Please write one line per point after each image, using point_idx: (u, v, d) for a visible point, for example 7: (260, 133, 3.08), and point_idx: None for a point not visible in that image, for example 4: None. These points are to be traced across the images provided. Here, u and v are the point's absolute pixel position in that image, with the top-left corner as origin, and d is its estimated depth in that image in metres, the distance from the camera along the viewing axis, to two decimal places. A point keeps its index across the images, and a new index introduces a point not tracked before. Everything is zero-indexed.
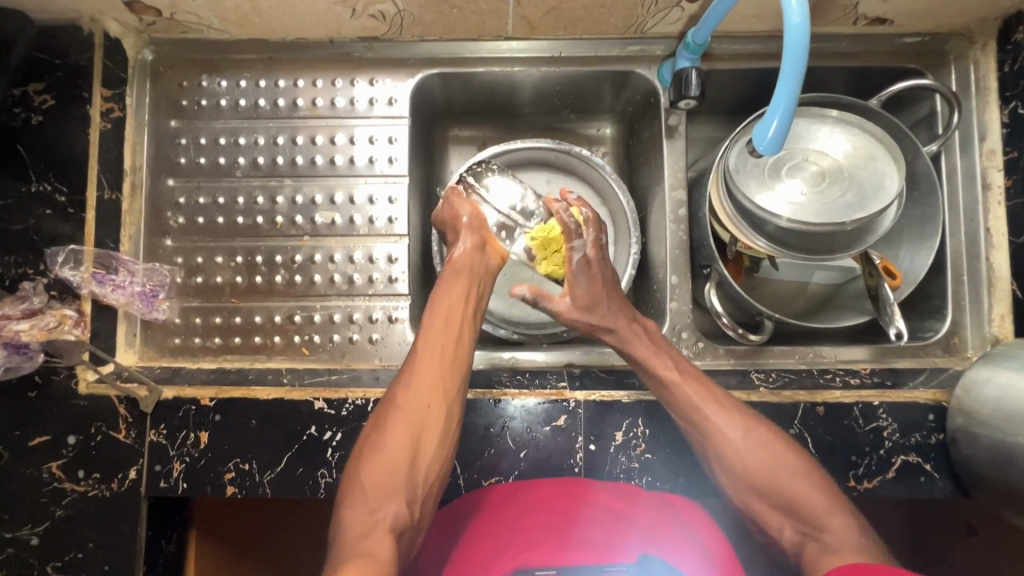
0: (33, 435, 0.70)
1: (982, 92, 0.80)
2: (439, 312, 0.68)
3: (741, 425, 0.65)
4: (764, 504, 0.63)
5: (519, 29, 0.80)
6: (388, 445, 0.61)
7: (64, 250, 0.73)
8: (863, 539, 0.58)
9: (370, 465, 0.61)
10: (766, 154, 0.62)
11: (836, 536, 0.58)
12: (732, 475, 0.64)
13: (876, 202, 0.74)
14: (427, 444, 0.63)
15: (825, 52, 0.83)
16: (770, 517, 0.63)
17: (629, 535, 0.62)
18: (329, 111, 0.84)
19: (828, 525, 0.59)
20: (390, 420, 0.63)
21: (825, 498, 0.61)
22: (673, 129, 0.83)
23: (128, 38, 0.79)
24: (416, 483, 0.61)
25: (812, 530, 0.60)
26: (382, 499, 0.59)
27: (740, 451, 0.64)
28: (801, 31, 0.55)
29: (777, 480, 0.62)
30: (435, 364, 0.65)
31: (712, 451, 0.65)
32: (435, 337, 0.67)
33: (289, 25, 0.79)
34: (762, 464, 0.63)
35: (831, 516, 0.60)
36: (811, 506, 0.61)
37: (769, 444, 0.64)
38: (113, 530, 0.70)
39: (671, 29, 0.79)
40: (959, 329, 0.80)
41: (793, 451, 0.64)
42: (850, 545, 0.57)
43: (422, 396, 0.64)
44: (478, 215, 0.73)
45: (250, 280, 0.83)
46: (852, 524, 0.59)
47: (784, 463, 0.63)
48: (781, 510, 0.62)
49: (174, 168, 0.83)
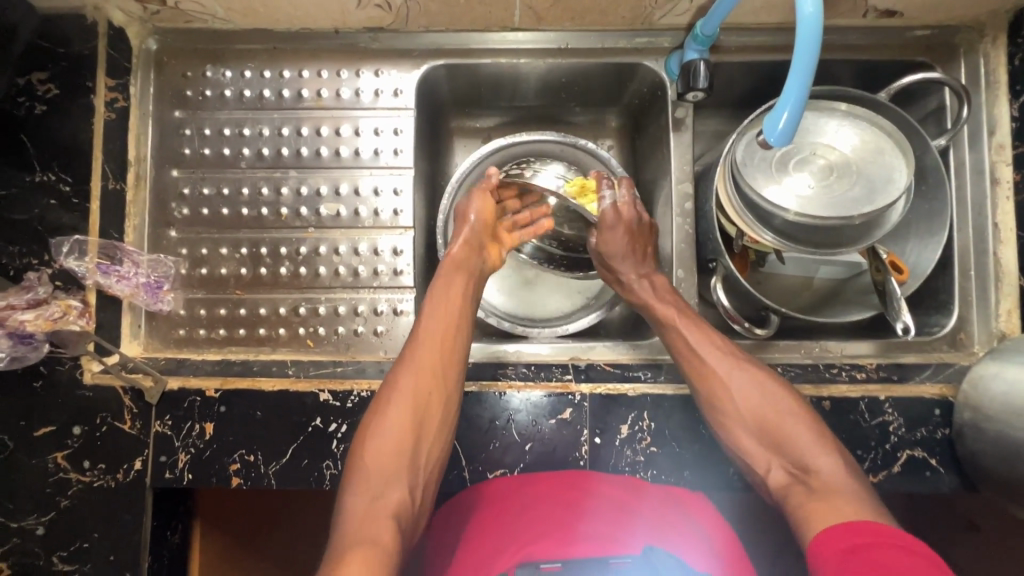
0: (38, 426, 0.70)
1: (991, 86, 0.79)
2: (437, 305, 0.72)
3: (740, 368, 0.70)
4: (756, 444, 0.67)
5: (526, 20, 0.79)
6: (388, 431, 0.64)
7: (68, 240, 0.72)
8: (849, 477, 0.61)
9: (373, 445, 0.63)
10: (777, 146, 0.61)
11: (824, 474, 0.61)
12: (729, 415, 0.68)
13: (884, 196, 0.73)
14: (428, 432, 0.65)
15: (834, 45, 0.83)
16: (761, 457, 0.66)
17: (634, 529, 0.63)
18: (334, 103, 0.84)
19: (815, 463, 0.63)
20: (389, 407, 0.65)
21: (816, 439, 0.64)
22: (680, 122, 0.83)
23: (131, 27, 0.79)
24: (417, 470, 0.63)
25: (800, 469, 0.63)
26: (385, 486, 0.61)
27: (737, 393, 0.68)
28: (814, 21, 0.54)
29: (770, 421, 0.66)
30: (432, 354, 0.68)
31: (712, 394, 0.69)
32: (432, 328, 0.70)
33: (294, 14, 0.78)
34: (759, 404, 0.67)
35: (819, 457, 0.63)
36: (800, 448, 0.64)
37: (767, 386, 0.68)
38: (118, 521, 0.70)
39: (678, 21, 0.79)
40: (966, 324, 0.80)
41: (790, 394, 0.68)
42: (835, 481, 0.60)
43: (419, 385, 0.66)
44: (484, 213, 0.78)
45: (255, 272, 0.83)
46: (839, 464, 0.62)
47: (779, 405, 0.67)
48: (772, 448, 0.66)
49: (179, 159, 0.83)
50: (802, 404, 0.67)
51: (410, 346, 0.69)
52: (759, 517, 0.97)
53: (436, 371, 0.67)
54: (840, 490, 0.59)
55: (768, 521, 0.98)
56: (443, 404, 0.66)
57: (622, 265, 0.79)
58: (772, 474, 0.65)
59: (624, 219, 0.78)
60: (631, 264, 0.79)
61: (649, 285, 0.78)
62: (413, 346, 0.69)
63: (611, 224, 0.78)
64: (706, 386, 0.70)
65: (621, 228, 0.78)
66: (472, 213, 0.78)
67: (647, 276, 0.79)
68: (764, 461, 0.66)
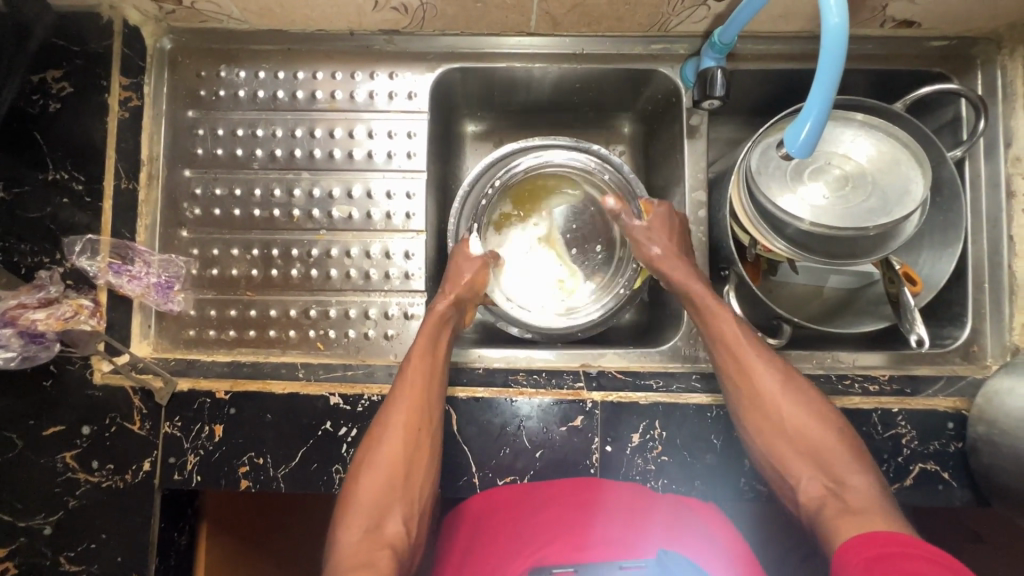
0: (47, 424, 0.70)
1: (1009, 98, 0.79)
2: (424, 347, 0.71)
3: (784, 378, 0.68)
4: (793, 455, 0.65)
5: (542, 25, 0.79)
6: (381, 467, 0.64)
7: (81, 239, 0.72)
8: (883, 497, 0.60)
9: (368, 476, 0.64)
10: (796, 156, 0.61)
11: (861, 491, 0.60)
12: (767, 424, 0.66)
13: (900, 208, 0.73)
14: (418, 467, 0.65)
15: (850, 55, 0.82)
16: (795, 470, 0.65)
17: (646, 533, 0.64)
18: (348, 105, 0.84)
19: (850, 479, 0.62)
20: (381, 443, 0.65)
21: (854, 457, 0.63)
22: (694, 129, 0.83)
23: (146, 26, 0.79)
24: (411, 504, 0.64)
25: (835, 484, 0.62)
26: (379, 518, 0.62)
27: (780, 400, 0.67)
28: (840, 33, 0.54)
29: (808, 435, 0.65)
30: (420, 392, 0.67)
31: (755, 397, 0.67)
32: (421, 367, 0.69)
33: (310, 16, 0.78)
34: (799, 414, 0.66)
35: (855, 475, 0.62)
36: (837, 463, 0.63)
37: (806, 401, 0.67)
38: (126, 521, 0.69)
39: (695, 28, 0.78)
40: (979, 337, 0.80)
41: (829, 412, 0.67)
42: (870, 498, 0.59)
43: (407, 423, 0.66)
44: (477, 279, 0.78)
45: (266, 273, 0.83)
46: (873, 484, 0.61)
47: (820, 421, 0.65)
48: (807, 460, 0.64)
49: (191, 158, 0.83)
50: (840, 421, 0.66)
51: (398, 383, 0.68)
52: (765, 526, 0.98)
53: (422, 410, 0.67)
54: (878, 507, 0.58)
55: (776, 530, 0.98)
56: (429, 443, 0.66)
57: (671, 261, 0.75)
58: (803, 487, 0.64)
59: (675, 217, 0.79)
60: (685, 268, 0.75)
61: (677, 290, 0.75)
62: (399, 384, 0.68)
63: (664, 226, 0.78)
64: (743, 390, 0.68)
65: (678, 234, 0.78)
66: (466, 272, 0.77)
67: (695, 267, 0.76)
68: (795, 471, 0.65)
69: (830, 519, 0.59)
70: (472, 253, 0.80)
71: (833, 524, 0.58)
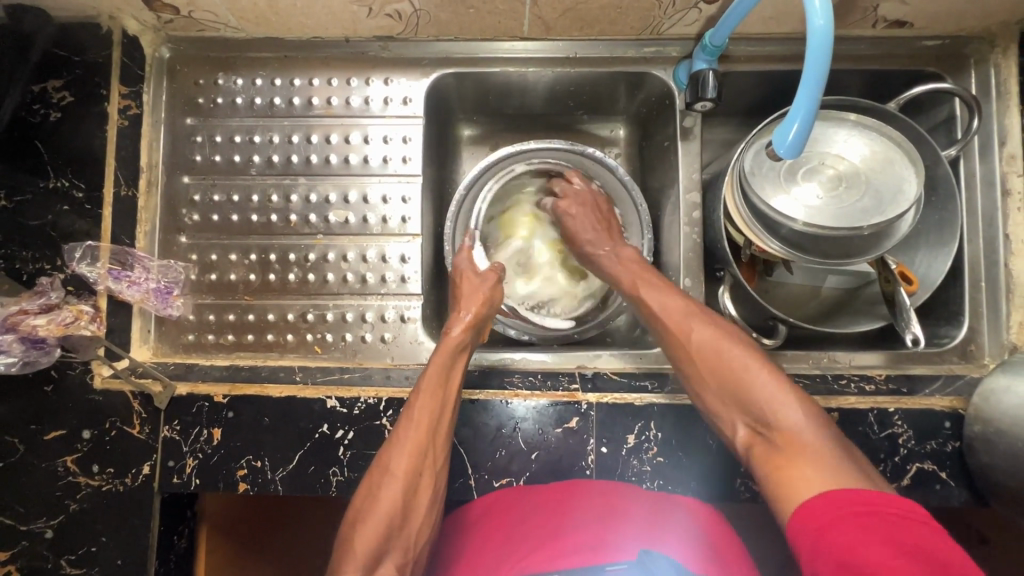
0: (48, 429, 0.70)
1: (1003, 97, 0.79)
2: (434, 382, 0.68)
3: (703, 326, 0.67)
4: (722, 403, 0.63)
5: (535, 30, 0.79)
6: (378, 511, 0.61)
7: (81, 245, 0.73)
8: (813, 432, 0.57)
9: (364, 520, 0.61)
10: (786, 156, 0.61)
11: (785, 428, 0.58)
12: (693, 375, 0.66)
13: (893, 207, 0.73)
14: (417, 509, 0.63)
15: (843, 55, 0.83)
16: (726, 416, 0.63)
17: (626, 532, 0.63)
18: (344, 111, 0.85)
19: (773, 418, 0.59)
20: (379, 486, 0.63)
21: (781, 395, 0.60)
22: (688, 131, 0.83)
23: (145, 36, 0.80)
24: (408, 546, 0.61)
25: (763, 424, 0.60)
26: (376, 561, 0.58)
27: (699, 348, 0.66)
28: (825, 34, 0.54)
29: (724, 375, 0.63)
30: (423, 433, 0.66)
31: (676, 348, 0.68)
32: (426, 406, 0.67)
33: (306, 24, 0.79)
34: (718, 362, 0.64)
35: (780, 409, 0.59)
36: (762, 405, 0.60)
37: (725, 339, 0.65)
38: (126, 525, 0.70)
39: (688, 30, 0.79)
40: (976, 336, 0.79)
41: (750, 347, 0.64)
42: (796, 437, 0.57)
43: (408, 466, 0.64)
44: (491, 296, 0.79)
45: (264, 278, 0.84)
46: (801, 419, 0.58)
47: (742, 359, 0.63)
48: (734, 405, 0.62)
49: (190, 165, 0.84)
50: (766, 363, 0.63)
51: (401, 422, 0.67)
52: (763, 528, 0.98)
53: (426, 451, 0.65)
54: (801, 448, 0.56)
55: (772, 532, 0.98)
56: (429, 485, 0.65)
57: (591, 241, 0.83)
58: (737, 432, 0.63)
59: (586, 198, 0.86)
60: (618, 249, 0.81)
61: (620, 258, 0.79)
62: (404, 422, 0.66)
63: (557, 211, 0.87)
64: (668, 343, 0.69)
65: (580, 202, 0.86)
66: (481, 292, 0.78)
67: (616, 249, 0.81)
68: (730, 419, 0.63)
69: (763, 465, 0.58)
70: (481, 268, 0.82)
71: (765, 472, 0.57)
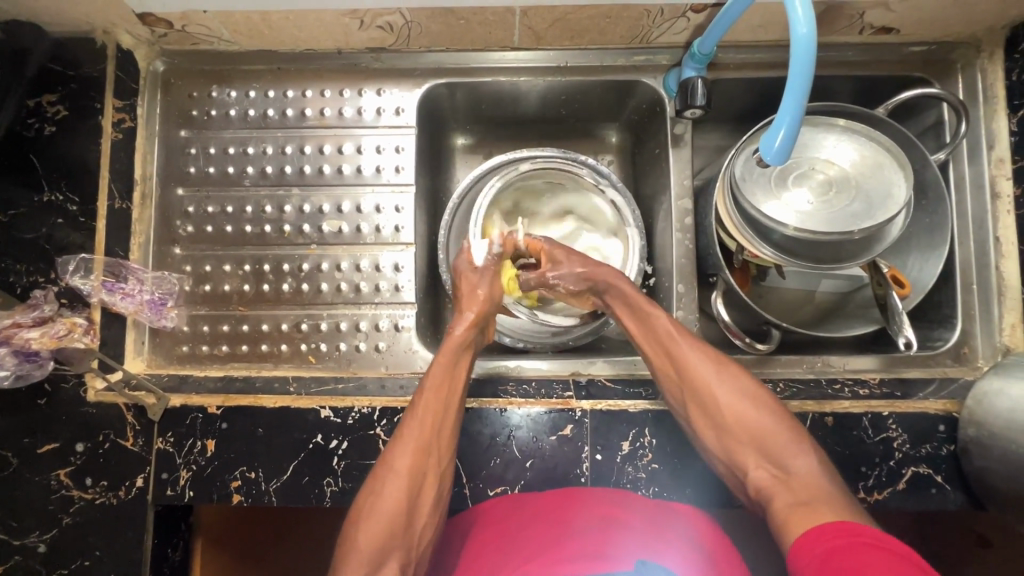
0: (42, 442, 0.70)
1: (989, 101, 0.80)
2: (438, 383, 0.68)
3: (718, 369, 0.70)
4: (737, 445, 0.67)
5: (525, 40, 0.80)
6: (381, 510, 0.62)
7: (75, 258, 0.73)
8: (825, 478, 0.61)
9: (368, 519, 0.62)
10: (774, 164, 0.61)
11: (802, 475, 0.62)
12: (706, 417, 0.68)
13: (883, 211, 0.73)
14: (421, 510, 0.64)
15: (831, 61, 0.84)
16: (740, 458, 0.67)
17: (626, 543, 0.61)
18: (337, 121, 0.85)
19: (790, 464, 0.63)
20: (382, 486, 0.64)
21: (795, 442, 0.64)
22: (679, 138, 0.84)
23: (140, 50, 0.80)
24: (409, 548, 0.62)
25: (781, 472, 0.63)
26: (377, 563, 0.60)
27: (715, 390, 0.69)
28: (808, 43, 0.55)
29: (743, 419, 0.67)
30: (427, 431, 0.66)
31: (689, 387, 0.69)
32: (430, 406, 0.67)
33: (298, 37, 0.79)
34: (737, 405, 0.68)
35: (796, 456, 0.63)
36: (780, 451, 0.64)
37: (740, 383, 0.69)
38: (120, 538, 0.70)
39: (677, 39, 0.79)
40: (969, 338, 0.80)
41: (765, 397, 0.68)
42: (811, 482, 0.61)
43: (411, 466, 0.64)
44: (493, 290, 0.77)
45: (258, 288, 0.84)
46: (814, 465, 0.63)
47: (757, 410, 0.67)
48: (752, 452, 0.66)
49: (184, 177, 0.84)
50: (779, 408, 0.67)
51: (404, 421, 0.67)
52: (760, 534, 0.97)
53: (429, 452, 0.65)
54: (818, 491, 0.60)
55: (769, 538, 0.97)
56: (430, 484, 0.65)
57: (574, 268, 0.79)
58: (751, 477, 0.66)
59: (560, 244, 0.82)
60: (610, 269, 0.77)
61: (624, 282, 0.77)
62: (407, 422, 0.66)
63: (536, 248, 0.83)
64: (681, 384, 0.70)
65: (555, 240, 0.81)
66: (480, 289, 0.76)
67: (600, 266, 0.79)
68: (743, 462, 0.67)
69: (778, 506, 0.61)
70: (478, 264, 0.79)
71: (779, 510, 0.60)
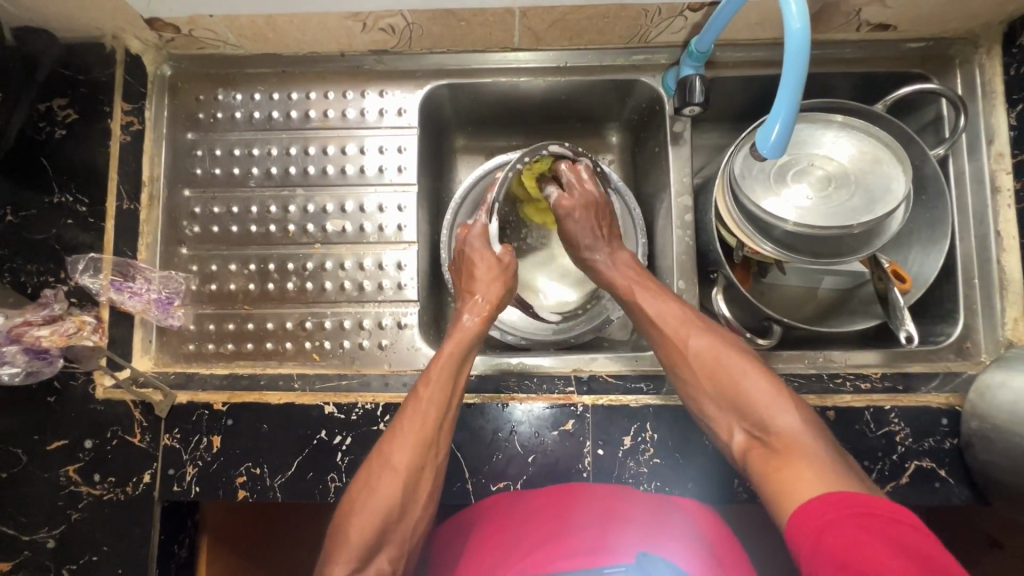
0: (51, 439, 0.71)
1: (988, 96, 0.80)
2: (444, 375, 0.68)
3: (700, 338, 0.68)
4: (720, 410, 0.65)
5: (525, 41, 0.81)
6: (376, 501, 0.61)
7: (84, 257, 0.74)
8: (810, 437, 0.59)
9: (362, 509, 0.61)
10: (769, 157, 0.62)
11: (785, 436, 0.60)
12: (689, 384, 0.68)
13: (883, 205, 0.74)
14: (416, 503, 0.63)
15: (829, 58, 0.84)
16: (724, 423, 0.65)
17: (628, 536, 0.61)
18: (340, 123, 0.87)
19: (773, 425, 0.61)
20: (378, 478, 0.63)
21: (779, 403, 0.62)
22: (678, 136, 0.84)
23: (147, 54, 0.82)
24: (402, 541, 0.62)
25: (763, 432, 0.61)
26: (370, 554, 0.59)
27: (694, 357, 0.68)
28: (802, 37, 0.55)
29: (724, 382, 0.65)
30: (428, 423, 0.65)
31: (671, 358, 0.69)
32: (435, 398, 0.67)
33: (302, 40, 0.81)
34: (718, 370, 0.66)
35: (779, 416, 0.61)
36: (762, 412, 0.62)
37: (721, 347, 0.67)
38: (127, 534, 0.71)
39: (675, 38, 0.80)
40: (972, 333, 0.79)
41: (744, 357, 0.67)
42: (795, 442, 0.59)
43: (410, 461, 0.63)
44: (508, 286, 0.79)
45: (263, 287, 0.85)
46: (801, 424, 0.60)
47: (734, 369, 0.65)
48: (735, 415, 0.64)
49: (191, 179, 0.86)
50: (762, 369, 0.65)
51: (404, 414, 0.66)
52: (763, 532, 0.97)
53: (429, 448, 0.65)
54: (797, 450, 0.58)
55: (772, 536, 0.97)
56: (430, 479, 0.65)
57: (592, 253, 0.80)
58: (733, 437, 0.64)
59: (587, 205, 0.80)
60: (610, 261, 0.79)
61: (612, 260, 0.79)
62: (408, 413, 0.66)
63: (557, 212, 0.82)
64: (666, 355, 0.70)
65: (585, 200, 0.80)
66: (496, 279, 0.78)
67: (612, 254, 0.80)
68: (728, 425, 0.65)
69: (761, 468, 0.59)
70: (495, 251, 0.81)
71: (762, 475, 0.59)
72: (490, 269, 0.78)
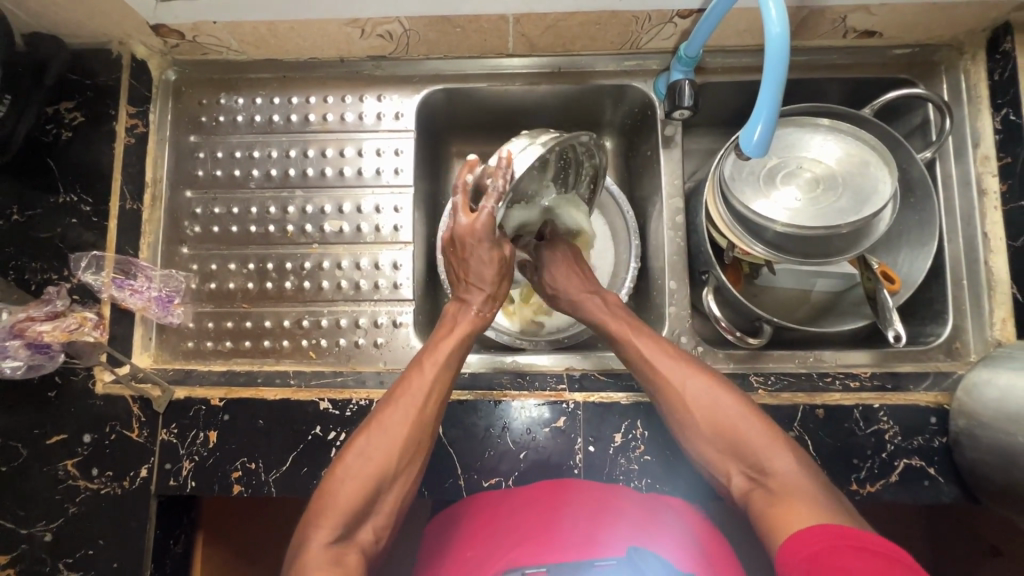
0: (51, 433, 0.73)
1: (973, 101, 0.82)
2: (445, 354, 0.69)
3: (694, 374, 0.67)
4: (714, 450, 0.64)
5: (519, 47, 0.83)
6: (364, 470, 0.61)
7: (86, 255, 0.76)
8: (805, 477, 0.59)
9: (346, 482, 0.61)
10: (753, 157, 0.63)
11: (781, 476, 0.59)
12: (683, 424, 0.66)
13: (870, 206, 0.75)
14: (403, 477, 0.63)
15: (817, 64, 0.86)
16: (719, 463, 0.64)
17: (615, 529, 0.64)
18: (339, 126, 0.89)
19: (770, 467, 0.60)
20: (371, 448, 0.63)
21: (773, 442, 0.62)
22: (670, 139, 0.87)
23: (152, 60, 0.85)
24: (384, 512, 0.62)
25: (760, 474, 0.61)
26: (353, 526, 0.59)
27: (685, 396, 0.66)
28: (781, 41, 0.57)
29: (719, 422, 0.64)
30: (422, 400, 0.65)
31: (664, 396, 0.68)
32: (434, 378, 0.67)
33: (303, 46, 0.83)
34: (711, 411, 0.65)
35: (775, 458, 0.61)
36: (758, 452, 0.62)
37: (716, 386, 0.66)
38: (123, 528, 0.72)
39: (665, 44, 0.82)
40: (961, 333, 0.80)
41: (744, 399, 0.66)
42: (791, 482, 0.58)
43: (407, 435, 0.63)
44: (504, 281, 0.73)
45: (262, 286, 0.86)
46: (796, 466, 0.60)
47: (734, 410, 0.64)
48: (731, 456, 0.63)
49: (193, 180, 0.88)
50: (756, 409, 0.65)
51: (401, 386, 0.67)
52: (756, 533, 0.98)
53: (422, 425, 0.65)
54: (798, 491, 0.57)
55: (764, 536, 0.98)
56: (424, 455, 0.65)
57: (575, 288, 0.79)
58: (732, 480, 0.63)
59: (571, 254, 0.81)
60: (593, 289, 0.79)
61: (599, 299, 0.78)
62: (405, 389, 0.66)
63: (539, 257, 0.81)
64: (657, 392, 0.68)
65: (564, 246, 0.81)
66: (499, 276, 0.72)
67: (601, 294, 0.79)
68: (724, 466, 0.64)
69: (760, 506, 0.58)
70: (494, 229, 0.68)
71: (762, 512, 0.58)
72: (498, 273, 0.72)
